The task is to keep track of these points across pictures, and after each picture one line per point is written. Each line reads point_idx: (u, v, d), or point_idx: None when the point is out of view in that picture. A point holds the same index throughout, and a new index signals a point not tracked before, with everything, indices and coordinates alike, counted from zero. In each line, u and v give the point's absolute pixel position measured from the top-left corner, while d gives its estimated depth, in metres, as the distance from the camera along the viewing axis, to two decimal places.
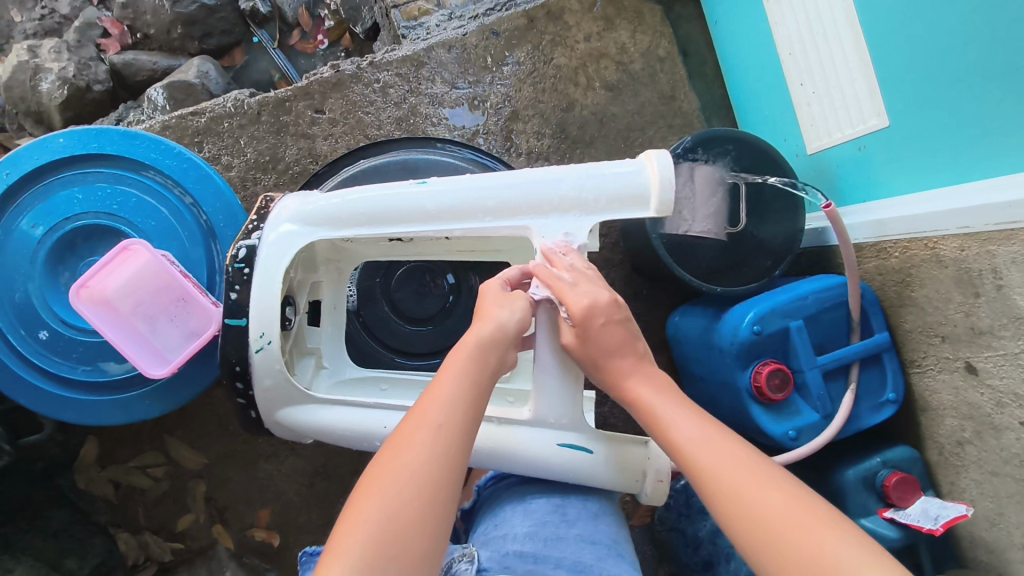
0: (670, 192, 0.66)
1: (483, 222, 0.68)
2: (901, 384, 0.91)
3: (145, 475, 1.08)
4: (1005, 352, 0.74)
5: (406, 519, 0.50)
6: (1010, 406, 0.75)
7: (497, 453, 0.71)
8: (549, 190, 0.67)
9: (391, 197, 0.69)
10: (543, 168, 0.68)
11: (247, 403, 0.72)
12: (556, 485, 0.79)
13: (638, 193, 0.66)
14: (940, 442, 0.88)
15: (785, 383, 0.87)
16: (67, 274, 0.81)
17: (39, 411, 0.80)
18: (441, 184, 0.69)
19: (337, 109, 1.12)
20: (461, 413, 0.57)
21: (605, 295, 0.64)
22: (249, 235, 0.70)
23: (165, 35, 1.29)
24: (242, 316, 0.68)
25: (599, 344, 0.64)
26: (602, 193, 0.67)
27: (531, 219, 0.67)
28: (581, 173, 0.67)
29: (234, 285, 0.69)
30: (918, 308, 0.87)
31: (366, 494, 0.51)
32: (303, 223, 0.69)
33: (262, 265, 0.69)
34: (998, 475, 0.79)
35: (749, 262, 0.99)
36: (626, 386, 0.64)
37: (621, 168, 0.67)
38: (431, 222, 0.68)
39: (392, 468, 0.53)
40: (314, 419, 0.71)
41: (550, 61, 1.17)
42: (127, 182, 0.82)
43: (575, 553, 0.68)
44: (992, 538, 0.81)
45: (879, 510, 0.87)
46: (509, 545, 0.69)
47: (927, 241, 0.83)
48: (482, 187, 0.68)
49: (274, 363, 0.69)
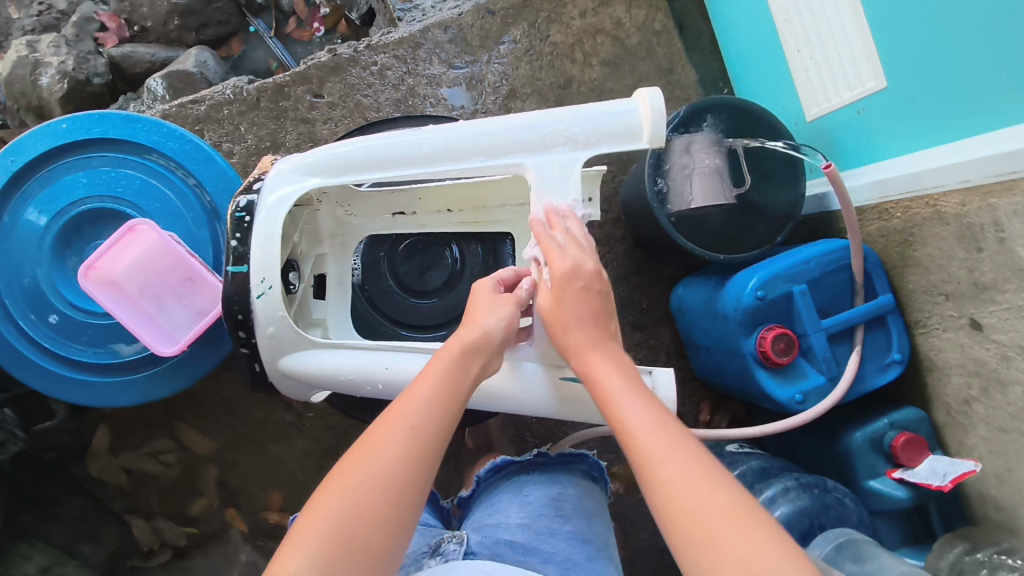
0: (663, 126, 0.66)
1: (477, 161, 0.68)
2: (906, 344, 0.91)
3: (158, 461, 1.08)
4: (1010, 305, 0.74)
5: (373, 515, 0.50)
6: (1015, 360, 0.75)
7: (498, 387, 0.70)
8: (543, 129, 0.67)
9: (387, 143, 0.69)
10: (537, 110, 0.69)
11: (252, 354, 0.72)
12: (554, 476, 0.81)
13: (631, 129, 0.67)
14: (947, 401, 0.89)
15: (790, 346, 0.87)
16: (74, 258, 0.82)
17: (50, 393, 0.81)
18: (437, 130, 0.69)
19: (336, 93, 1.13)
20: (439, 415, 0.57)
21: (589, 262, 0.63)
22: (251, 188, 0.72)
23: (162, 27, 1.29)
24: (245, 263, 0.70)
25: (569, 313, 0.63)
26: (595, 130, 0.67)
27: (525, 155, 0.68)
28: (574, 113, 0.67)
29: (235, 233, 0.70)
30: (922, 267, 0.87)
31: (332, 489, 0.51)
32: (301, 172, 0.71)
33: (263, 217, 0.70)
34: (1006, 431, 0.79)
35: (754, 227, 0.97)
36: (588, 360, 0.62)
37: (615, 107, 0.67)
38: (426, 164, 0.69)
39: (359, 465, 0.53)
40: (315, 364, 0.71)
41: (547, 39, 1.17)
42: (131, 165, 0.83)
43: (565, 550, 0.71)
44: (1001, 494, 0.81)
45: (888, 472, 0.88)
46: (501, 533, 0.72)
47: (929, 199, 0.83)
48: (478, 129, 0.68)
49: (276, 310, 0.70)
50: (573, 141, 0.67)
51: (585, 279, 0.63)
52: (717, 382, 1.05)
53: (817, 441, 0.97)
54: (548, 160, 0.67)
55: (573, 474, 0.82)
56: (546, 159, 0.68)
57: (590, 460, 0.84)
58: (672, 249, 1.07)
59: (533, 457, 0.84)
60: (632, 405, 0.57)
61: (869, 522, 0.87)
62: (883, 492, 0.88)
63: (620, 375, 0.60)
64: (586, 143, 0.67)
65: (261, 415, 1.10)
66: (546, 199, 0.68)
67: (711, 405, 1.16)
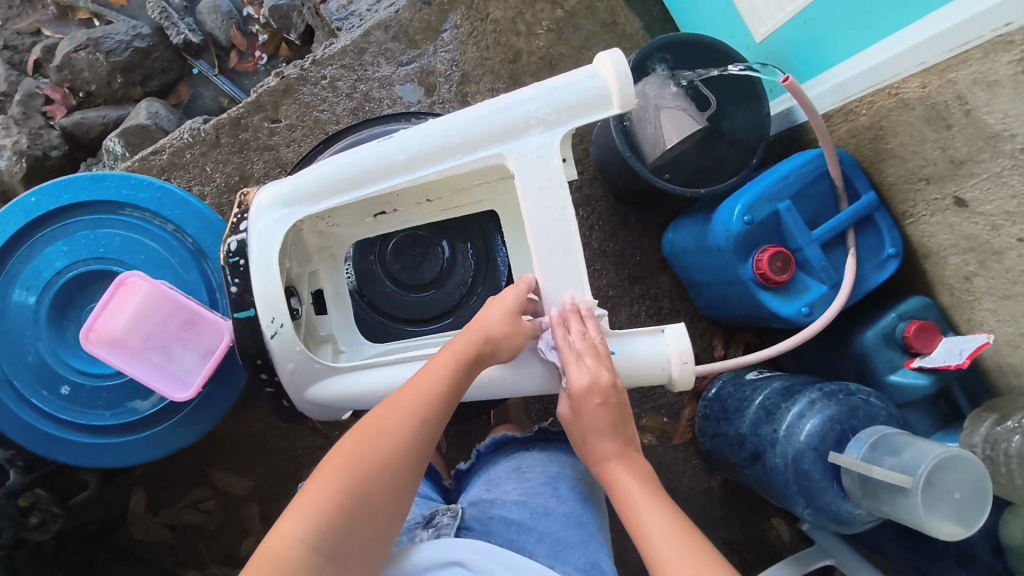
0: (630, 84, 0.65)
1: (453, 160, 0.67)
2: (899, 237, 0.92)
3: (198, 510, 1.09)
4: (988, 174, 0.76)
5: (372, 499, 0.56)
6: (1006, 227, 0.76)
7: (522, 377, 0.69)
8: (511, 114, 0.66)
9: (361, 158, 0.68)
10: (501, 95, 0.67)
11: (277, 392, 0.73)
12: (554, 453, 0.84)
13: (599, 95, 0.65)
14: (949, 283, 0.90)
15: (787, 263, 0.89)
16: (72, 325, 0.82)
17: (80, 463, 0.82)
18: (407, 134, 0.68)
19: (292, 115, 1.13)
20: (435, 415, 0.61)
21: (604, 375, 0.64)
22: (237, 228, 0.71)
23: (107, 87, 1.28)
24: (249, 307, 0.70)
25: (587, 423, 0.66)
26: (564, 105, 0.65)
27: (501, 146, 0.66)
28: (538, 91, 0.65)
29: (233, 279, 0.70)
30: (897, 157, 0.88)
31: (333, 471, 0.56)
32: (282, 202, 0.70)
33: (255, 253, 0.69)
34: (1010, 298, 0.80)
35: (726, 157, 0.99)
36: (607, 470, 0.66)
37: (578, 77, 0.65)
38: (405, 172, 0.68)
39: (361, 449, 0.58)
40: (340, 388, 0.71)
41: (487, 17, 1.17)
42: (107, 223, 0.83)
43: (559, 531, 0.73)
44: (1017, 361, 0.84)
45: (906, 363, 0.90)
46: (497, 510, 0.75)
47: (890, 89, 0.84)
48: (447, 127, 0.66)
49: (292, 346, 0.70)
50: (544, 124, 0.65)
51: (602, 395, 0.64)
52: (724, 316, 1.06)
53: (832, 349, 0.99)
54: (523, 146, 0.66)
55: (572, 455, 0.84)
56: (521, 144, 0.66)
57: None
58: (653, 196, 1.08)
59: (535, 434, 0.87)
60: (648, 511, 0.62)
61: (898, 416, 0.88)
62: (906, 385, 0.89)
63: (634, 486, 0.64)
64: (557, 121, 0.65)
65: (290, 443, 1.10)
66: (529, 184, 0.66)
67: (723, 340, 1.18)
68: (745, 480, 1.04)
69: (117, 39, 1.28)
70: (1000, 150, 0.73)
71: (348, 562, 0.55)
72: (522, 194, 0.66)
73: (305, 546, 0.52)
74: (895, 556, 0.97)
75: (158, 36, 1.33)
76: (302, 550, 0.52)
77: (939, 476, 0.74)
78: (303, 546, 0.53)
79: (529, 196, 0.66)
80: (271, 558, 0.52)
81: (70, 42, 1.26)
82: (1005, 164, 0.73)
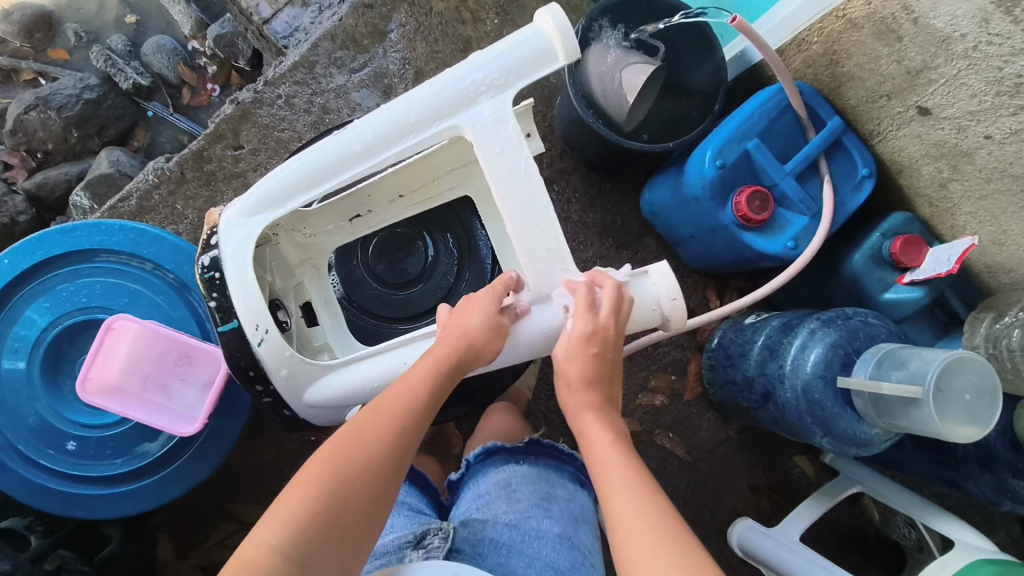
0: (573, 37, 0.65)
1: (412, 140, 0.66)
2: (870, 157, 0.93)
3: (227, 546, 1.08)
4: (945, 78, 0.76)
5: (349, 501, 0.54)
6: (971, 127, 0.77)
7: (517, 350, 0.68)
8: (458, 85, 0.65)
9: (318, 154, 0.67)
10: (446, 70, 0.66)
11: (275, 401, 0.71)
12: (545, 471, 0.82)
13: (544, 53, 0.65)
14: (927, 194, 0.91)
15: (765, 202, 0.89)
16: (67, 380, 0.82)
17: (99, 516, 0.81)
18: (362, 122, 0.67)
19: (254, 139, 1.12)
20: (416, 416, 0.60)
21: (609, 326, 0.64)
22: (211, 244, 0.70)
23: (64, 144, 1.27)
24: (233, 318, 0.69)
25: (571, 373, 0.64)
26: (511, 68, 0.64)
27: (458, 117, 0.65)
28: (484, 56, 0.65)
29: (211, 293, 0.70)
30: (855, 78, 0.88)
31: (310, 475, 0.55)
32: (246, 211, 0.68)
33: (231, 264, 0.68)
34: (987, 197, 0.82)
35: (689, 109, 0.99)
36: (583, 420, 0.63)
37: (521, 37, 0.64)
38: (364, 160, 0.67)
39: (340, 451, 0.56)
40: (335, 388, 0.69)
41: (431, 10, 1.16)
42: (85, 273, 0.82)
43: (549, 554, 0.71)
44: (1005, 257, 0.85)
45: (898, 280, 0.91)
46: (487, 531, 0.73)
47: (837, 11, 0.84)
48: (400, 107, 0.66)
49: (280, 350, 0.68)
50: (497, 88, 0.65)
51: (599, 343, 0.64)
52: (713, 265, 1.07)
53: (822, 279, 1.00)
54: (479, 113, 0.65)
55: (562, 474, 0.83)
56: (476, 113, 0.65)
57: (579, 461, 0.85)
58: (625, 160, 1.08)
59: (526, 447, 0.84)
60: (610, 465, 0.58)
61: (898, 331, 0.89)
62: (901, 300, 0.90)
63: (605, 438, 0.61)
64: (509, 82, 0.65)
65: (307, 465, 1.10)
66: (491, 151, 0.65)
67: (717, 290, 1.18)
68: (761, 421, 1.05)
69: (67, 94, 1.26)
70: (952, 53, 0.73)
71: (327, 567, 0.52)
72: (485, 161, 0.65)
73: (279, 554, 0.50)
74: (918, 469, 0.98)
75: (107, 85, 1.32)
76: (277, 558, 0.50)
77: (947, 381, 0.75)
78: (278, 555, 0.50)
79: (493, 161, 0.65)
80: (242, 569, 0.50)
81: (19, 105, 1.25)
82: (959, 65, 0.73)
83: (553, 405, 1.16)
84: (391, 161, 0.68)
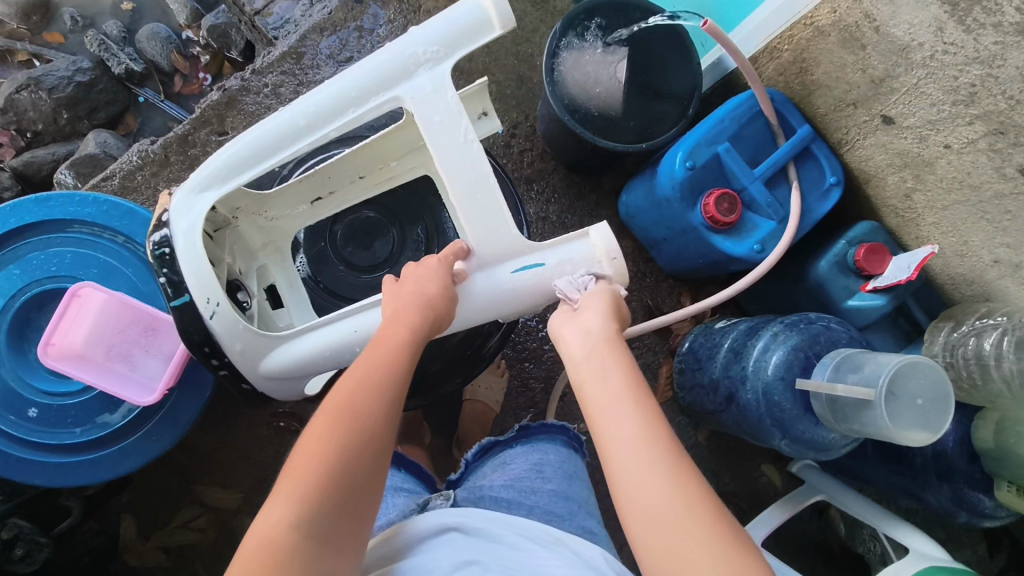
0: (506, 5, 0.66)
1: (353, 113, 0.68)
2: (838, 165, 0.94)
3: (190, 530, 1.08)
4: (906, 87, 0.78)
5: (355, 475, 0.52)
6: (931, 136, 0.79)
7: (471, 313, 0.70)
8: (398, 59, 0.66)
9: (267, 128, 0.69)
10: (387, 45, 0.68)
11: (236, 377, 0.72)
12: (537, 445, 0.82)
13: (480, 23, 0.66)
14: (892, 205, 0.93)
15: (733, 204, 0.90)
16: (33, 346, 0.83)
17: (56, 484, 0.82)
18: (308, 98, 0.69)
19: (238, 125, 1.14)
20: (398, 381, 0.58)
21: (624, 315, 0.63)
22: (162, 221, 0.70)
23: (53, 124, 1.29)
24: (185, 292, 0.69)
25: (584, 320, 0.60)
26: (446, 39, 0.66)
27: (397, 89, 0.67)
28: (421, 31, 0.67)
29: (162, 269, 0.69)
30: (823, 86, 0.90)
31: (314, 446, 0.52)
32: (195, 189, 0.70)
33: (182, 239, 0.69)
34: (948, 207, 0.83)
35: (663, 115, 1.01)
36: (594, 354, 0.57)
37: (456, 12, 0.66)
38: (307, 135, 0.68)
39: (338, 422, 0.54)
40: (295, 359, 0.71)
41: (419, 8, 1.18)
42: (57, 242, 0.83)
43: (547, 502, 0.70)
44: (966, 268, 0.87)
45: (862, 287, 0.92)
46: (486, 492, 0.72)
47: (806, 19, 0.87)
48: (342, 82, 0.68)
49: (233, 324, 0.69)
50: (436, 59, 0.66)
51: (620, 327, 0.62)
52: (684, 268, 1.08)
53: (790, 284, 1.01)
54: (418, 84, 0.66)
55: (555, 442, 0.84)
56: (415, 85, 0.67)
57: (571, 432, 0.87)
58: (603, 162, 1.09)
59: (517, 432, 0.85)
60: (616, 391, 0.53)
61: (860, 337, 0.89)
62: (864, 307, 0.91)
63: (611, 372, 0.55)
64: (445, 54, 0.66)
65: (275, 451, 1.10)
66: (429, 120, 0.66)
67: (691, 295, 1.20)
68: (727, 425, 1.06)
69: (59, 76, 1.27)
70: (911, 61, 0.75)
71: (343, 542, 0.51)
72: (427, 133, 0.66)
73: (298, 531, 0.48)
74: (880, 479, 0.98)
75: (100, 69, 1.33)
76: (298, 536, 0.48)
77: (901, 386, 0.75)
78: (297, 532, 0.48)
79: (433, 132, 0.66)
80: (263, 549, 0.47)
81: (10, 84, 1.26)
82: (919, 74, 0.75)
83: (523, 402, 1.16)
84: (334, 136, 0.69)
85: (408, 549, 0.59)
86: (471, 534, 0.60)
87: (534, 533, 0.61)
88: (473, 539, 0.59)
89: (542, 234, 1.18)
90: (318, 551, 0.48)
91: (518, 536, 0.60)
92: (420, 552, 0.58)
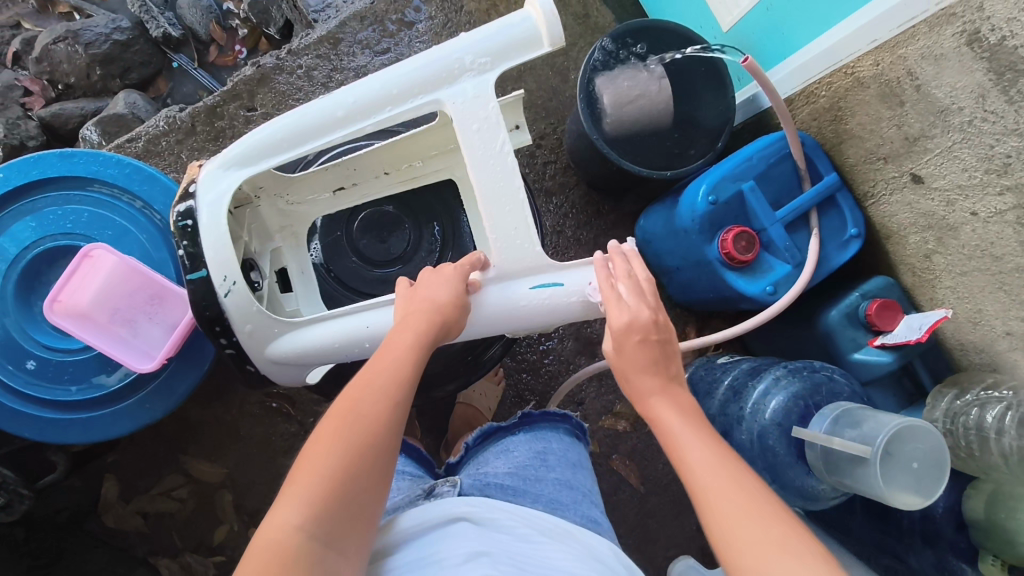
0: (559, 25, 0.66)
1: (393, 110, 0.68)
2: (861, 218, 0.94)
3: (171, 498, 1.08)
4: (939, 149, 0.78)
5: (360, 480, 0.52)
6: (959, 202, 0.78)
7: (487, 324, 0.69)
8: (444, 62, 0.66)
9: (303, 115, 0.69)
10: (433, 47, 0.68)
11: (240, 357, 0.72)
12: (541, 432, 0.83)
13: (529, 38, 0.66)
14: (911, 262, 0.92)
15: (751, 244, 0.90)
16: (40, 301, 0.83)
17: (46, 439, 0.82)
18: (347, 88, 0.69)
19: (268, 103, 1.14)
20: (405, 389, 0.58)
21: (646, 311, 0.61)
22: (188, 193, 0.70)
23: (85, 80, 1.29)
24: (202, 268, 0.69)
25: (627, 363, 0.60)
26: (494, 50, 0.66)
27: (439, 93, 0.67)
28: (471, 38, 0.66)
29: (182, 242, 0.69)
30: (856, 137, 0.90)
31: (321, 449, 0.52)
32: (224, 165, 0.70)
33: (204, 214, 0.69)
34: (967, 274, 0.83)
35: (689, 143, 1.00)
36: (650, 406, 0.59)
37: (507, 22, 0.66)
38: (343, 127, 0.68)
39: (346, 428, 0.53)
40: (302, 345, 0.71)
41: (461, 9, 1.19)
42: (75, 200, 0.84)
43: (553, 491, 0.70)
44: (977, 336, 0.86)
45: (869, 341, 0.91)
46: (490, 478, 0.72)
47: (847, 69, 0.86)
48: (386, 78, 0.68)
49: (244, 305, 0.69)
50: (483, 69, 0.66)
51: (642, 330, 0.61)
52: (694, 300, 1.07)
53: (798, 329, 1.00)
54: (461, 91, 0.67)
55: (557, 432, 0.84)
56: (457, 90, 0.67)
57: (572, 419, 0.88)
58: (625, 184, 1.09)
59: (519, 418, 0.85)
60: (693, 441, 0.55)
61: (863, 393, 0.88)
62: (869, 362, 0.90)
63: (687, 426, 0.56)
64: (492, 64, 0.67)
65: (264, 430, 1.10)
66: (468, 128, 0.67)
67: (696, 326, 1.19)
68: None
69: (97, 32, 1.28)
70: (949, 124, 0.75)
71: (348, 545, 0.50)
72: (462, 139, 0.66)
73: (305, 533, 0.48)
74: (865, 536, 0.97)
75: (138, 30, 1.33)
76: (305, 538, 0.48)
77: (898, 446, 0.74)
78: (302, 534, 0.48)
79: (470, 141, 0.66)
80: (268, 553, 0.47)
81: (48, 34, 1.27)
82: (955, 137, 0.75)
83: (517, 412, 1.16)
84: (369, 131, 0.69)
85: (420, 538, 0.58)
86: (480, 525, 0.59)
87: (545, 526, 0.61)
88: (483, 530, 0.58)
89: (556, 247, 1.17)
90: (322, 554, 0.48)
91: (528, 528, 0.60)
92: (421, 543, 0.58)
